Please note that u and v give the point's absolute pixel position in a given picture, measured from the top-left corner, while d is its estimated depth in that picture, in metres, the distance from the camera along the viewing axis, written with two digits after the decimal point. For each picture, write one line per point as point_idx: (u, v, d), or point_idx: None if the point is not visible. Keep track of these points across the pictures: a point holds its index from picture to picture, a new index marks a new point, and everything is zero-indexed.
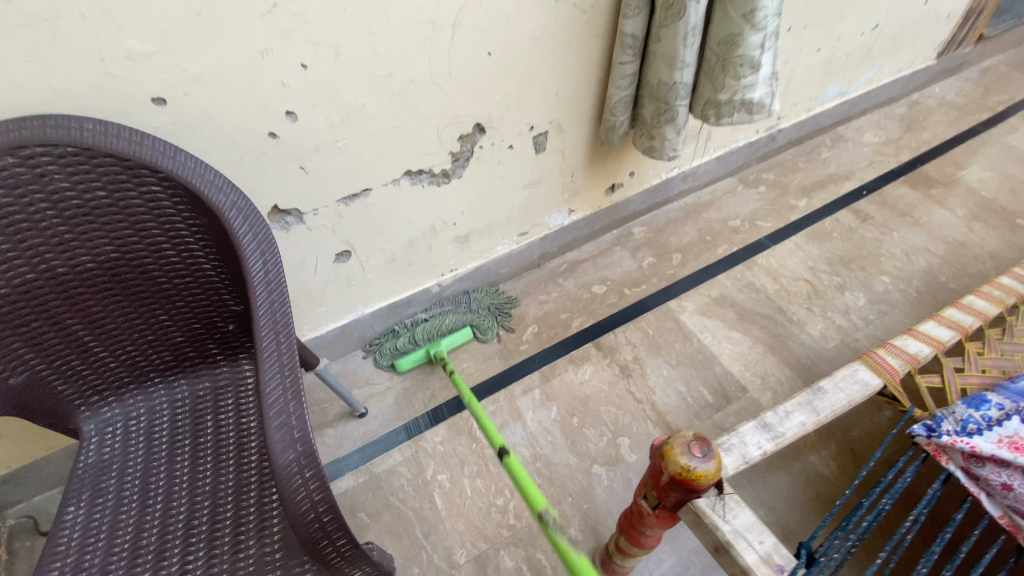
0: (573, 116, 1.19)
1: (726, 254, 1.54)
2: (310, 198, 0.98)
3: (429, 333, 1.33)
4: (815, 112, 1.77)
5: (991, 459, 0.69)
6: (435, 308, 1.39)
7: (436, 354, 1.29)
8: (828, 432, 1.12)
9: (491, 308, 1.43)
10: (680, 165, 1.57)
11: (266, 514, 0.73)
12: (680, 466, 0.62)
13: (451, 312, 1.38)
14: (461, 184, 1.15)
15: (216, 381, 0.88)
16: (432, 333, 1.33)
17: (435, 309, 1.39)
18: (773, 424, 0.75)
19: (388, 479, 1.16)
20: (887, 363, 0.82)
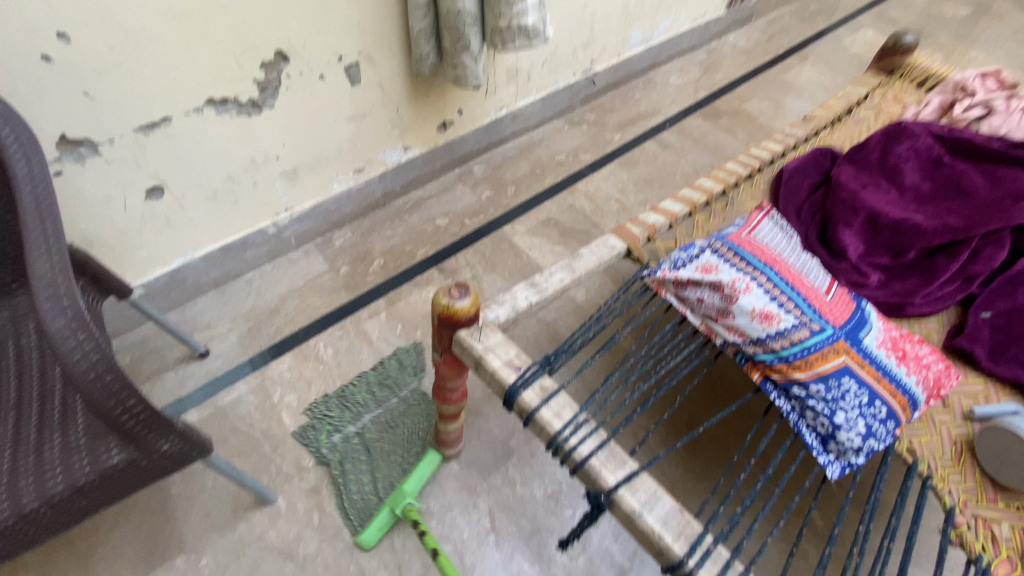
0: (382, 48, 1.27)
1: (553, 183, 1.73)
2: (102, 126, 0.99)
3: (389, 467, 1.13)
4: (625, 56, 2.00)
5: (690, 283, 0.86)
6: (371, 419, 1.20)
7: (404, 513, 1.01)
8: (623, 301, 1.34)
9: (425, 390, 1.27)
10: (507, 105, 1.72)
11: (72, 412, 0.77)
12: (443, 306, 0.76)
13: (401, 425, 1.20)
14: (275, 115, 1.20)
15: (14, 311, 0.88)
16: (397, 470, 1.13)
17: (375, 423, 1.20)
18: (539, 283, 0.91)
19: (234, 408, 1.20)
20: (631, 232, 1.01)
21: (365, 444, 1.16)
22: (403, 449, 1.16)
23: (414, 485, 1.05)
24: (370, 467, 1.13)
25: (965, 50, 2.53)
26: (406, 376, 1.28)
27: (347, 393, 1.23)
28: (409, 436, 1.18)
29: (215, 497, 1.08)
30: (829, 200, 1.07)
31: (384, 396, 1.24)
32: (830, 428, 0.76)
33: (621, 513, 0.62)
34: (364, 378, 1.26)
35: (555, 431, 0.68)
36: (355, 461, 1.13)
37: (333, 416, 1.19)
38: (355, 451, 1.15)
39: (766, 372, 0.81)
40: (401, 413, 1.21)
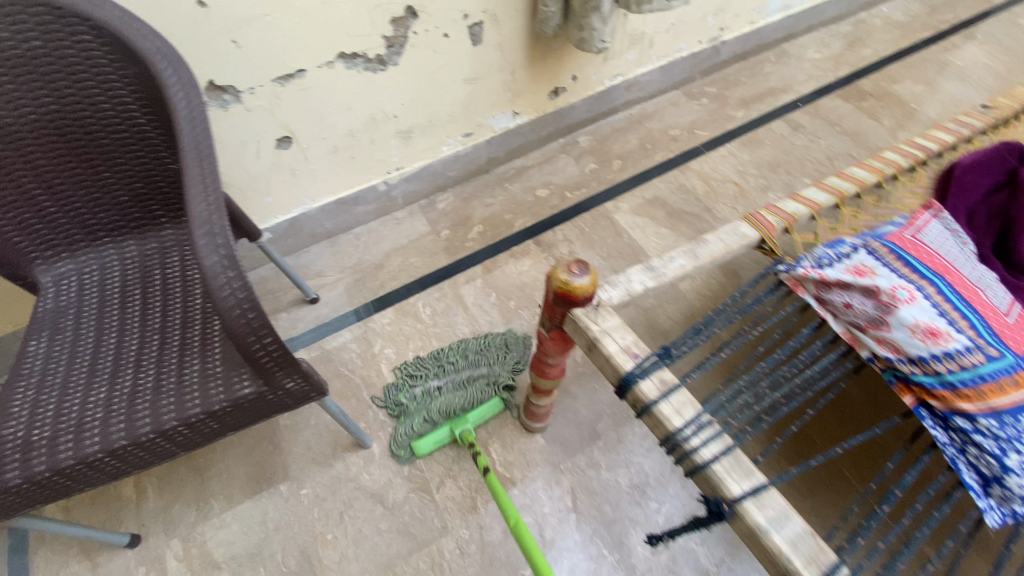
0: (507, 7, 1.23)
1: (663, 160, 1.62)
2: (245, 75, 1.03)
3: (448, 406, 1.12)
4: (758, 26, 1.82)
5: (837, 286, 0.77)
6: (452, 377, 1.16)
7: (462, 438, 1.07)
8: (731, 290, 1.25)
9: (515, 368, 1.18)
10: (623, 73, 1.62)
11: (210, 340, 0.84)
12: (560, 281, 0.72)
13: (476, 384, 1.15)
14: (397, 73, 1.21)
15: (163, 242, 0.96)
16: (453, 406, 1.12)
17: (454, 380, 1.15)
18: (657, 267, 0.85)
19: (338, 353, 1.27)
20: (766, 221, 0.92)
21: (435, 390, 1.14)
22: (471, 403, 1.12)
23: (474, 417, 1.11)
24: (432, 407, 1.12)
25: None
26: (501, 351, 1.20)
27: (440, 352, 1.20)
28: (479, 392, 1.14)
29: (316, 434, 1.15)
30: (1016, 208, 0.92)
31: (471, 359, 1.18)
32: (999, 470, 0.65)
33: (744, 526, 0.58)
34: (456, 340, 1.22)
35: (675, 428, 0.64)
36: (421, 401, 1.14)
37: (420, 369, 1.18)
38: (426, 398, 1.14)
39: (920, 395, 0.73)
40: (481, 374, 1.16)
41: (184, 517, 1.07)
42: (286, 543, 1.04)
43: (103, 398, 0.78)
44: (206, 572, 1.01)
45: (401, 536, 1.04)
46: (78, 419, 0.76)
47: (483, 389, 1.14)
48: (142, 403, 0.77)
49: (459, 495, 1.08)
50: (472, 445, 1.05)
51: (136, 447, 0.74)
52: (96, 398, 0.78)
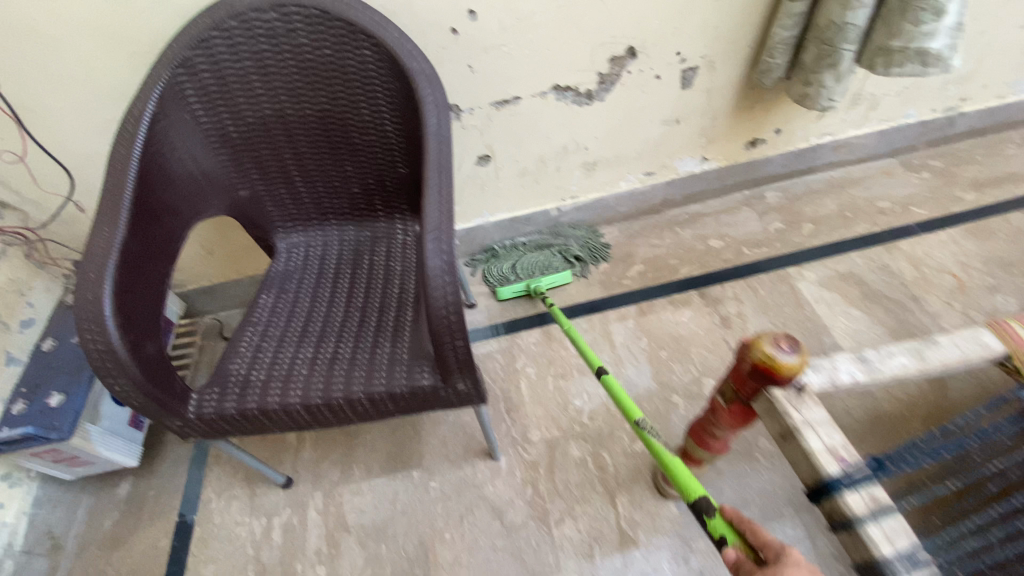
0: (727, 54, 1.20)
1: (864, 233, 1.45)
2: (470, 97, 1.13)
3: (529, 265, 1.43)
4: (1012, 99, 1.55)
5: None
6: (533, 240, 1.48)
7: (532, 288, 1.37)
8: (925, 397, 1.11)
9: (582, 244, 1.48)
10: (833, 132, 1.48)
11: (402, 326, 0.91)
12: (763, 355, 0.66)
13: (555, 258, 1.44)
14: (602, 107, 1.24)
15: (375, 232, 1.09)
16: (534, 267, 1.43)
17: (535, 243, 1.47)
18: (871, 360, 0.76)
19: (484, 360, 1.32)
20: (1016, 335, 0.77)
21: (520, 250, 1.46)
22: (543, 261, 1.44)
23: (546, 281, 1.40)
24: (517, 259, 1.44)
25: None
26: (577, 232, 1.50)
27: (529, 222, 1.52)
28: (555, 264, 1.44)
29: (453, 432, 1.21)
30: None
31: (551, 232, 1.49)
32: None
33: None
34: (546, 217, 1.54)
35: (882, 555, 0.55)
36: (507, 253, 1.46)
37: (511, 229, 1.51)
38: (513, 252, 1.46)
39: None
40: (559, 248, 1.46)
41: (328, 475, 1.18)
42: (409, 530, 1.09)
43: (309, 357, 0.89)
44: (338, 533, 1.10)
45: (513, 561, 1.03)
46: (287, 371, 0.88)
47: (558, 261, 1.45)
48: (339, 370, 0.87)
49: (578, 538, 1.04)
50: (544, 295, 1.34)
51: (327, 408, 0.84)
52: (303, 356, 0.90)
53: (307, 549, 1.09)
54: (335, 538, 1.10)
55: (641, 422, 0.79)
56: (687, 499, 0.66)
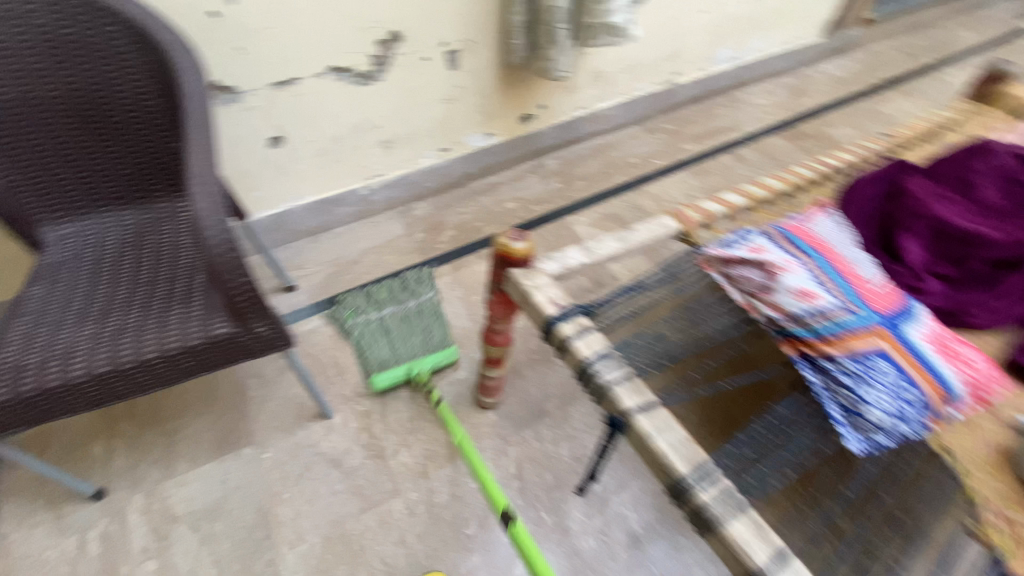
0: (480, 38, 1.42)
1: (621, 182, 1.80)
2: (247, 78, 1.20)
3: (407, 351, 1.28)
4: (709, 73, 2.05)
5: (738, 261, 0.88)
6: (391, 312, 1.38)
7: (417, 375, 1.22)
8: None
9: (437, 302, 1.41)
10: (587, 105, 1.82)
11: (193, 290, 0.94)
12: (502, 245, 0.87)
13: (431, 333, 1.33)
14: (381, 87, 1.38)
15: (159, 214, 1.09)
16: (411, 350, 1.29)
17: (394, 313, 1.37)
18: (591, 248, 0.99)
19: (309, 335, 1.36)
20: (686, 216, 1.06)
21: (388, 331, 1.33)
22: (415, 334, 1.33)
23: (430, 364, 1.26)
24: (385, 341, 1.31)
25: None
26: (424, 289, 1.45)
27: (374, 291, 1.42)
28: (434, 340, 1.32)
29: (283, 405, 1.24)
30: (892, 208, 1.02)
31: (405, 296, 1.42)
32: (855, 401, 0.73)
33: (636, 435, 0.68)
34: (388, 284, 1.45)
35: (585, 357, 0.77)
36: (373, 339, 1.32)
37: (360, 306, 1.39)
38: (379, 335, 1.33)
39: (799, 347, 0.80)
40: (428, 320, 1.35)
41: (151, 474, 1.13)
42: (244, 501, 1.10)
43: (91, 334, 0.87)
44: (167, 525, 1.06)
45: (354, 497, 1.10)
46: (66, 349, 0.85)
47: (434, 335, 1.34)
48: (127, 339, 0.86)
49: (412, 462, 1.15)
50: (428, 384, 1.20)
51: (117, 375, 0.83)
52: (85, 333, 0.88)
53: (131, 550, 1.03)
54: (162, 530, 1.06)
55: None
56: None
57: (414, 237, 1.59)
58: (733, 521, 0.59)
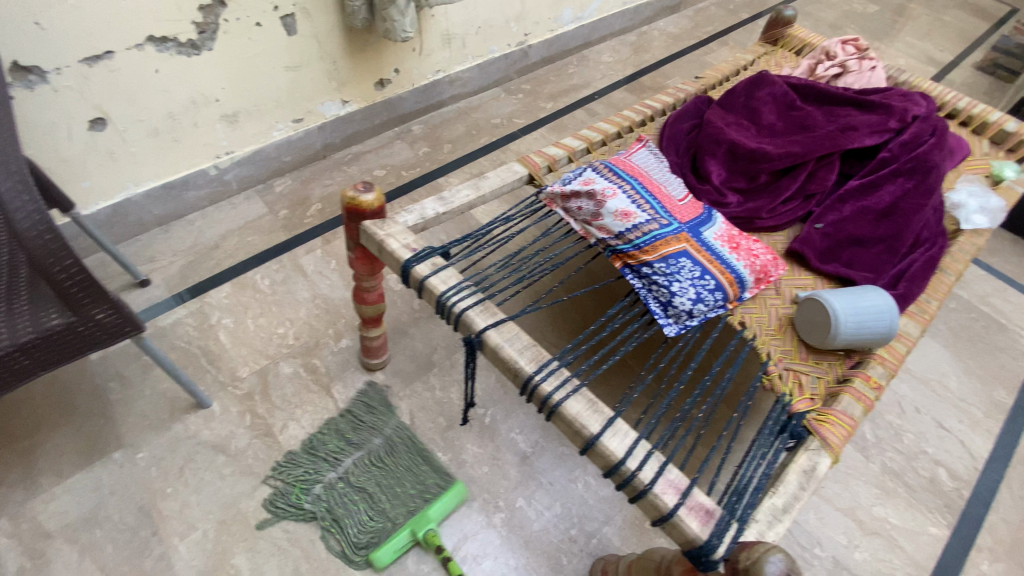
0: (316, 2, 1.39)
1: (487, 143, 1.87)
2: (50, 56, 1.08)
3: (400, 509, 1.04)
4: (557, 33, 2.17)
5: (573, 195, 0.99)
6: (353, 462, 1.09)
7: (428, 538, 1.00)
8: None
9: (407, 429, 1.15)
10: (443, 69, 1.85)
11: (14, 287, 0.85)
12: (350, 199, 0.90)
13: (418, 472, 1.09)
14: (213, 57, 1.30)
15: None
16: (404, 505, 1.05)
17: (362, 465, 1.09)
18: (446, 198, 1.04)
19: (172, 328, 1.28)
20: (532, 161, 1.15)
21: (361, 489, 1.06)
22: (400, 482, 1.07)
23: (437, 512, 1.04)
24: (366, 510, 1.04)
25: (882, 36, 2.70)
26: (383, 417, 1.17)
27: (315, 442, 1.12)
28: (430, 476, 1.09)
29: (153, 402, 1.17)
30: (700, 136, 1.19)
31: (364, 437, 1.13)
32: (667, 295, 0.88)
33: (489, 349, 0.78)
34: (333, 425, 1.15)
35: (440, 293, 0.84)
36: (348, 505, 1.04)
37: (308, 471, 1.08)
38: (355, 502, 1.05)
39: (625, 260, 0.94)
40: (408, 458, 1.10)
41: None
42: (123, 504, 1.04)
43: None
44: (28, 549, 0.98)
45: (246, 477, 1.08)
46: None
47: (421, 474, 1.09)
48: None
49: (304, 433, 1.15)
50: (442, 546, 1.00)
51: None
52: None
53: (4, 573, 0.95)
54: (32, 551, 0.98)
55: None
56: None
57: (279, 216, 1.53)
58: (568, 399, 0.71)
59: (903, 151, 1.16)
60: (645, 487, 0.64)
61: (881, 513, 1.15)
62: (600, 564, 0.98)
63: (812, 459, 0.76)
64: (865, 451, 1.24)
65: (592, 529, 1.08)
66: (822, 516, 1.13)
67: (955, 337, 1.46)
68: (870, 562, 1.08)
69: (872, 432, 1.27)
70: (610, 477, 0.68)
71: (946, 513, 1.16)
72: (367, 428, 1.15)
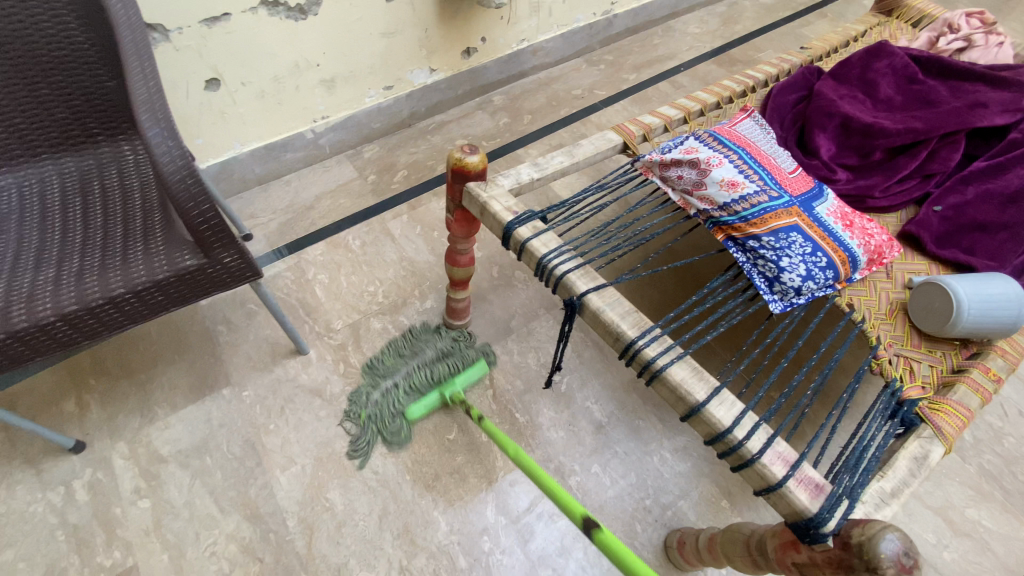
0: None
1: (567, 114, 1.85)
2: (175, 15, 1.16)
3: (431, 378, 1.17)
4: (644, 2, 2.09)
5: (673, 163, 0.97)
6: (405, 369, 1.19)
7: (453, 396, 1.12)
8: None
9: (453, 340, 1.25)
10: (527, 38, 1.84)
11: (151, 230, 0.95)
12: (456, 160, 0.92)
13: (451, 354, 1.22)
14: (317, 22, 1.35)
15: (100, 157, 1.06)
16: (435, 376, 1.18)
17: (410, 367, 1.19)
18: (541, 164, 1.05)
19: (273, 280, 1.37)
20: (627, 129, 1.13)
21: (406, 380, 1.18)
22: (436, 368, 1.19)
23: (463, 380, 1.16)
24: (407, 395, 1.16)
25: (1005, 9, 2.44)
26: (436, 336, 1.26)
27: (374, 361, 1.22)
28: (462, 359, 1.21)
29: (256, 346, 1.26)
30: (809, 109, 1.13)
31: (417, 349, 1.23)
32: (775, 271, 0.86)
33: (590, 312, 0.78)
34: (392, 345, 1.25)
35: (542, 255, 0.85)
36: (400, 405, 1.15)
37: (366, 382, 1.19)
38: (404, 398, 1.16)
39: (728, 233, 0.92)
40: (448, 356, 1.21)
41: (128, 424, 1.14)
42: (231, 436, 1.14)
43: (52, 277, 0.87)
44: (152, 468, 1.09)
45: (339, 421, 1.16)
46: (29, 293, 0.84)
47: (454, 356, 1.22)
48: (90, 278, 0.87)
49: None
50: (464, 402, 1.11)
51: (86, 313, 0.83)
52: (44, 277, 0.87)
53: (122, 492, 1.06)
54: (155, 470, 1.09)
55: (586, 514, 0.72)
56: None
57: (368, 180, 1.60)
58: (672, 365, 0.71)
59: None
60: (752, 456, 0.64)
61: (975, 515, 1.09)
62: (676, 534, 1.00)
63: (924, 447, 0.73)
64: (962, 451, 1.17)
65: (666, 502, 1.09)
66: (911, 513, 1.09)
67: None
68: (959, 563, 1.04)
69: (971, 433, 1.19)
70: (713, 445, 0.68)
71: None
72: (421, 343, 1.24)
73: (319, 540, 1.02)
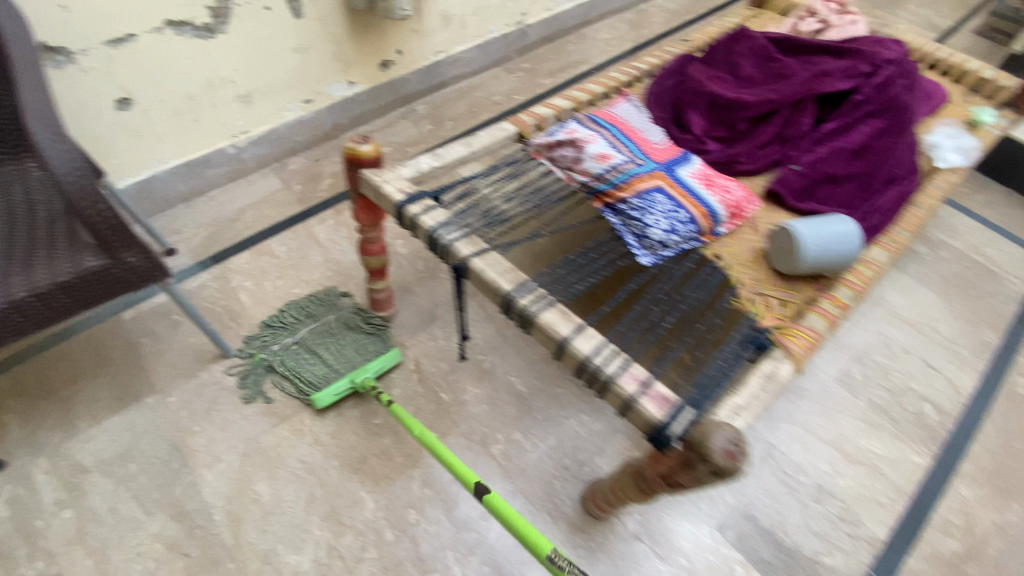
0: None
1: (487, 118, 1.95)
2: (78, 36, 1.20)
3: (340, 356, 1.23)
4: (555, 12, 2.23)
5: (558, 145, 1.08)
6: (308, 330, 1.28)
7: (364, 383, 1.17)
8: None
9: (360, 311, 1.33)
10: (443, 50, 1.94)
11: (54, 238, 0.97)
12: (350, 149, 0.99)
13: (364, 338, 1.27)
14: (227, 40, 1.42)
15: (4, 175, 1.08)
16: (348, 360, 1.22)
17: (313, 328, 1.29)
18: (441, 153, 1.07)
19: (198, 290, 1.40)
20: (523, 120, 1.18)
21: (313, 349, 1.25)
22: (346, 346, 1.25)
23: (375, 368, 1.21)
24: (309, 359, 1.23)
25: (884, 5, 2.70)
26: (338, 302, 1.36)
27: (276, 317, 1.32)
28: (375, 347, 1.25)
29: (180, 353, 1.28)
30: (683, 90, 1.24)
31: (321, 313, 1.33)
32: (643, 228, 0.99)
33: (475, 274, 0.85)
34: (295, 304, 1.35)
35: (431, 228, 0.91)
36: (299, 360, 1.23)
37: (267, 337, 1.29)
38: (303, 357, 1.24)
39: (606, 201, 1.04)
40: (354, 330, 1.28)
41: (49, 440, 1.14)
42: (156, 441, 1.15)
43: None
44: (74, 479, 1.09)
45: (265, 417, 1.19)
46: None
47: (365, 337, 1.27)
48: None
49: None
50: (375, 389, 1.15)
51: None
52: None
53: (42, 505, 1.06)
54: (76, 480, 1.09)
55: (478, 483, 0.85)
56: (538, 552, 0.74)
57: (293, 190, 1.65)
58: (543, 309, 0.78)
59: (876, 93, 1.19)
60: (609, 378, 0.72)
61: (866, 444, 1.21)
62: (589, 487, 1.06)
63: (775, 366, 0.82)
64: (852, 388, 1.29)
65: (584, 459, 1.15)
66: (808, 448, 1.19)
67: (946, 284, 1.49)
68: (852, 487, 1.15)
69: (859, 372, 1.32)
70: (581, 376, 0.75)
71: (930, 444, 1.22)
72: (324, 308, 1.34)
73: (246, 529, 1.04)
